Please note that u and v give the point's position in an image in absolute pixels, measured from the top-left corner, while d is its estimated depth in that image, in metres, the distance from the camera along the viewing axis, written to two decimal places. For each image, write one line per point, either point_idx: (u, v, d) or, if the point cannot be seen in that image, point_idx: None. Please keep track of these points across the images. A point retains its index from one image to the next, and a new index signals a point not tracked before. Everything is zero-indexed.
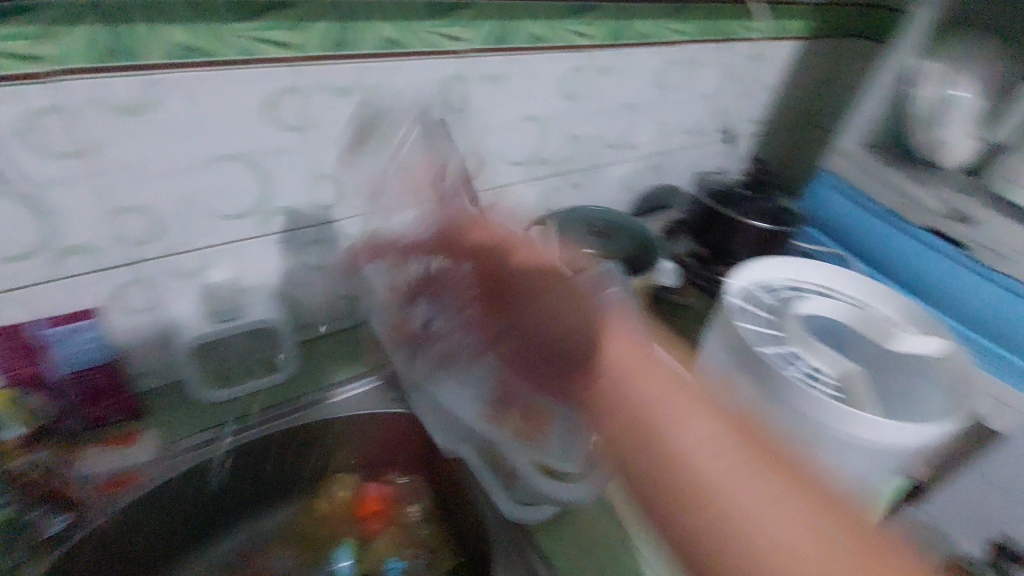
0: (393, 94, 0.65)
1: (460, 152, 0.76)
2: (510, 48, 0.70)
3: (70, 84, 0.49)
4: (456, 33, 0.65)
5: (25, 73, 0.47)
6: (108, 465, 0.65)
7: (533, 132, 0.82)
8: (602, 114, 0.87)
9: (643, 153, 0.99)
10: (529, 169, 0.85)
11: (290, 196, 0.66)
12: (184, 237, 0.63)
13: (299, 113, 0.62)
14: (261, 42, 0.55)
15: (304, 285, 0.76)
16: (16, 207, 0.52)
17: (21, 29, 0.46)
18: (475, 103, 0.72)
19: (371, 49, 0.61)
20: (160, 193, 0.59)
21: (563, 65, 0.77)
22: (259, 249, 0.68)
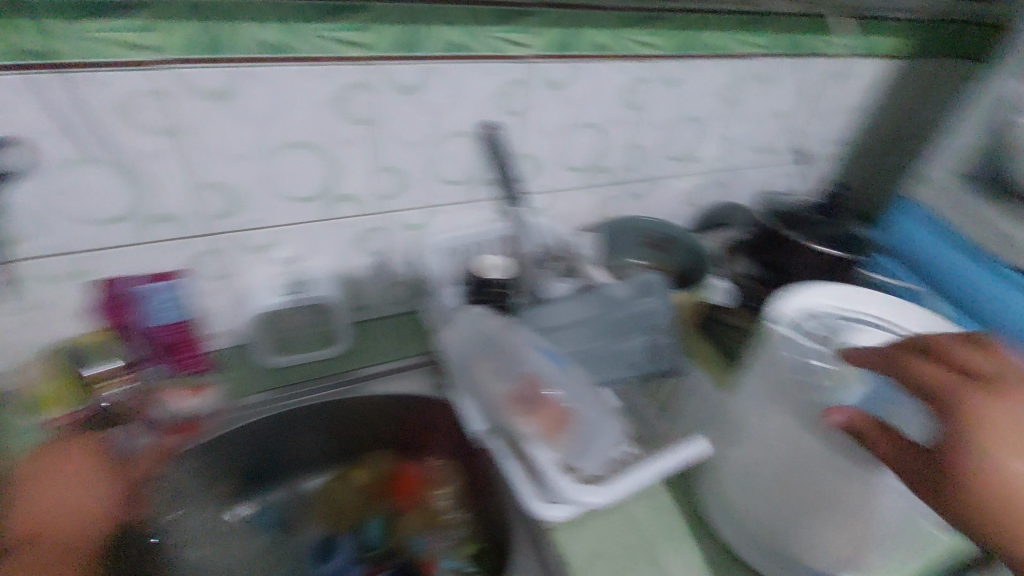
0: (460, 96, 0.68)
1: (519, 155, 0.78)
2: (576, 56, 0.71)
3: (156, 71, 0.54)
4: (525, 40, 0.67)
5: (123, 60, 0.53)
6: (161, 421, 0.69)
7: (593, 140, 0.82)
8: (665, 128, 0.86)
9: (706, 167, 0.97)
10: (585, 175, 0.86)
11: (357, 185, 0.71)
12: (259, 215, 0.68)
13: (373, 110, 0.65)
14: (342, 41, 0.59)
15: (362, 270, 0.81)
16: (114, 175, 0.59)
17: (124, 20, 0.51)
18: (538, 109, 0.74)
19: (442, 51, 0.64)
20: (243, 176, 0.64)
21: (630, 77, 0.77)
22: (325, 231, 0.73)
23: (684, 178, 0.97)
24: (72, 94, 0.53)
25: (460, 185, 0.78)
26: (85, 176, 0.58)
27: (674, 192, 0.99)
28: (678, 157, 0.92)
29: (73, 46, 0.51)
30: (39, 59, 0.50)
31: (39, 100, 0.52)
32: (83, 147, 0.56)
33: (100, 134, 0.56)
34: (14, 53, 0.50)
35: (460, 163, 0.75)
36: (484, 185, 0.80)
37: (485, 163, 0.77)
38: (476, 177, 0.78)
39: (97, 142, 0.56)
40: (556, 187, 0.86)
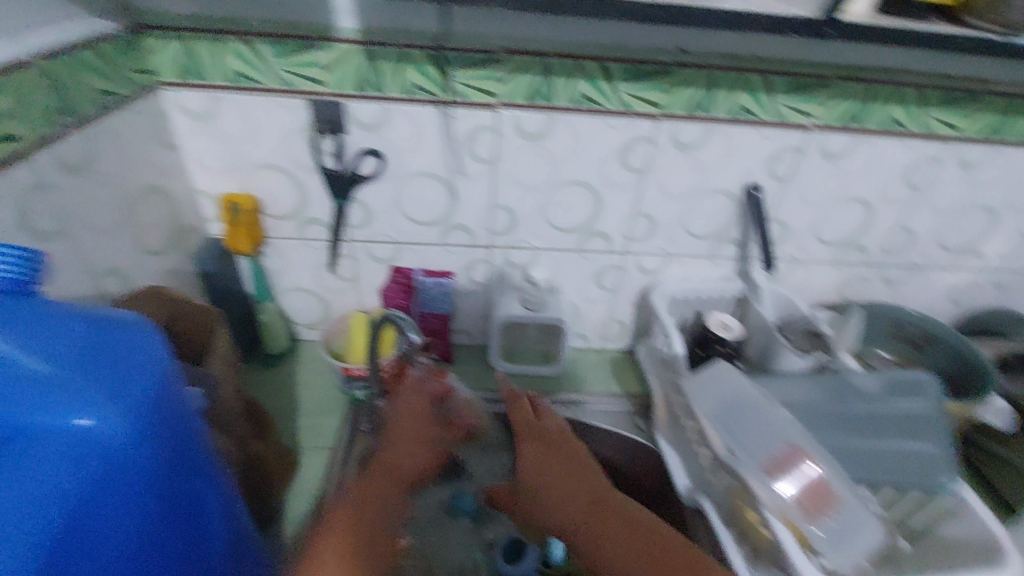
0: (582, 147, 0.68)
1: (637, 213, 0.74)
2: (714, 117, 0.66)
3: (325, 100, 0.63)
4: (657, 98, 0.64)
5: (302, 90, 0.63)
6: (268, 394, 0.78)
7: (728, 209, 0.74)
8: (821, 206, 0.75)
9: (875, 259, 0.81)
10: (712, 244, 0.78)
11: (470, 218, 0.74)
12: (382, 231, 0.75)
13: (494, 151, 0.68)
14: (474, 87, 0.63)
15: (466, 298, 0.83)
16: (279, 177, 0.69)
17: (307, 58, 0.60)
18: (664, 169, 0.70)
19: (569, 103, 0.64)
20: (373, 195, 0.71)
21: (779, 144, 0.69)
22: (436, 255, 0.78)
23: (841, 267, 0.82)
24: (254, 110, 0.64)
25: (570, 233, 0.76)
26: (251, 178, 0.69)
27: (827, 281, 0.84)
28: (834, 241, 0.79)
29: (268, 75, 0.61)
30: (235, 82, 0.62)
31: (231, 112, 0.64)
32: (262, 155, 0.67)
33: (270, 145, 0.67)
34: (230, 78, 0.62)
35: (574, 211, 0.74)
36: (596, 237, 0.77)
37: (599, 215, 0.74)
38: (588, 228, 0.75)
39: (266, 151, 0.67)
40: (675, 251, 0.78)
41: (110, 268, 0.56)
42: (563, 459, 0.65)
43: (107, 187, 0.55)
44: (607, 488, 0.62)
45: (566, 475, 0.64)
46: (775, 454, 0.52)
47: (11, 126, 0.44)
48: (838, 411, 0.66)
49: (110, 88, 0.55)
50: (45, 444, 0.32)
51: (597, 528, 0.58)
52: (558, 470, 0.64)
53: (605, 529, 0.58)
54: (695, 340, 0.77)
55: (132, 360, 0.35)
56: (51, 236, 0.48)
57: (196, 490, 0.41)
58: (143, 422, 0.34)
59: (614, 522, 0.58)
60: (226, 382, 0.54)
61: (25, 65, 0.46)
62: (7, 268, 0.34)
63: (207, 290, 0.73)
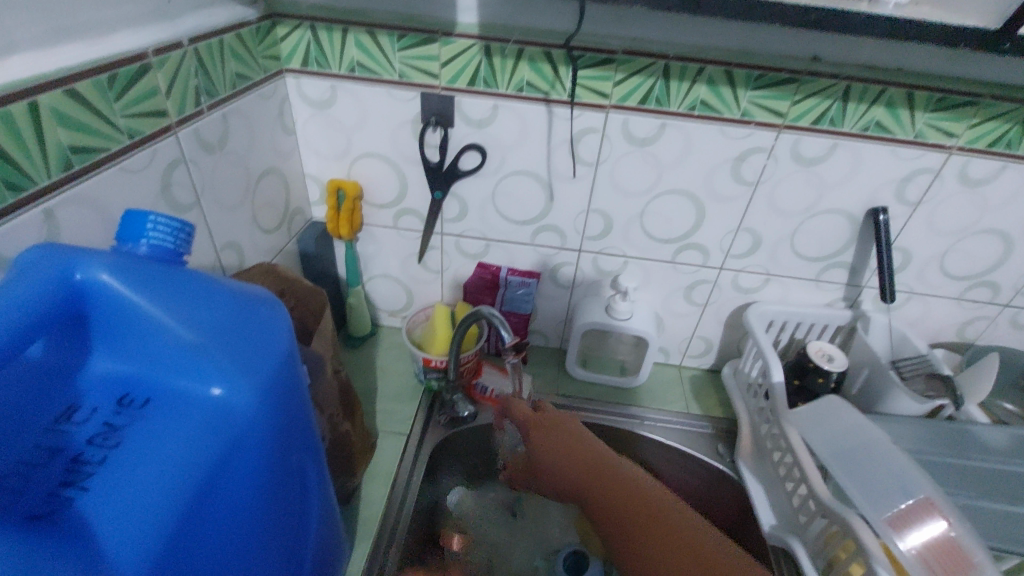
0: (691, 154, 0.65)
1: (741, 228, 0.70)
2: (841, 132, 0.61)
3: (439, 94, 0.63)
4: (782, 107, 0.61)
5: (417, 83, 0.63)
6: (350, 375, 0.80)
7: (843, 231, 0.69)
8: (950, 236, 0.68)
9: (1006, 299, 0.73)
10: (819, 267, 0.73)
11: (564, 219, 0.72)
12: (474, 227, 0.75)
13: (599, 153, 0.66)
14: (588, 87, 0.61)
15: (548, 300, 0.82)
16: (384, 166, 0.71)
17: (426, 52, 0.61)
18: (778, 182, 0.66)
19: (684, 108, 0.62)
20: (471, 190, 0.72)
21: (912, 165, 0.63)
22: (524, 255, 0.77)
23: (964, 305, 0.74)
24: (368, 99, 0.65)
25: (666, 243, 0.73)
26: (357, 165, 0.71)
27: (946, 319, 0.76)
28: (960, 275, 0.71)
29: (386, 67, 0.63)
30: (353, 71, 0.64)
31: (347, 101, 0.66)
32: (370, 144, 0.69)
33: (379, 135, 0.68)
34: (349, 68, 0.64)
35: (673, 221, 0.71)
36: (693, 249, 0.73)
37: (699, 227, 0.71)
38: (685, 240, 0.72)
39: (375, 140, 0.69)
40: (777, 271, 0.74)
41: (228, 242, 0.59)
42: (565, 435, 0.62)
43: (234, 164, 0.58)
44: (603, 455, 0.60)
45: (573, 454, 0.60)
46: (901, 505, 0.47)
47: (162, 102, 0.47)
48: (955, 463, 0.59)
49: (244, 72, 0.58)
50: (177, 412, 0.32)
51: (645, 548, 0.52)
52: (575, 449, 0.61)
53: (647, 543, 0.53)
54: (790, 368, 0.72)
55: (258, 335, 0.34)
56: (186, 208, 0.52)
57: (302, 475, 0.39)
58: (265, 401, 0.33)
59: (652, 531, 0.53)
60: (325, 361, 0.55)
61: (182, 47, 0.49)
62: (159, 239, 0.35)
63: (304, 270, 0.75)
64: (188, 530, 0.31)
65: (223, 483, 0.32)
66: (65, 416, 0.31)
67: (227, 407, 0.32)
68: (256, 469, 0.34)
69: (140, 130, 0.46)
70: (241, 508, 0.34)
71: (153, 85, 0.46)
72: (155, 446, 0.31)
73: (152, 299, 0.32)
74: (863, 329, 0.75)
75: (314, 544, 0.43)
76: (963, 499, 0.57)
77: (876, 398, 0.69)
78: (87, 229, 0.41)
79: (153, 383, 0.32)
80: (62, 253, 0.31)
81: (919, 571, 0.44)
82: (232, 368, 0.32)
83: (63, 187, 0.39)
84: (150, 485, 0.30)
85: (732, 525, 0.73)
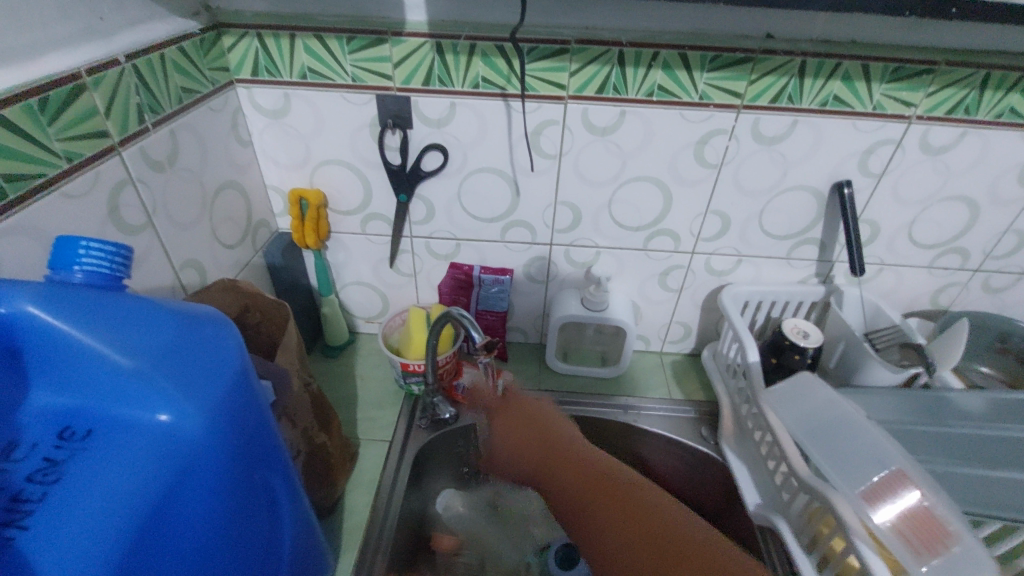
0: (652, 141, 0.64)
1: (709, 211, 0.70)
2: (800, 108, 0.61)
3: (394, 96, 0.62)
4: (739, 87, 0.60)
5: (370, 85, 0.62)
6: (329, 385, 0.79)
7: (810, 207, 0.69)
8: (916, 205, 0.68)
9: (977, 264, 0.73)
10: (790, 245, 0.73)
11: (532, 214, 0.72)
12: (443, 227, 0.74)
13: (561, 145, 0.65)
14: (543, 79, 0.61)
15: (524, 295, 0.81)
16: (346, 172, 0.70)
17: (377, 54, 0.60)
18: (741, 163, 0.66)
19: (642, 94, 0.61)
20: (436, 190, 0.71)
21: (873, 137, 0.63)
22: (496, 252, 0.76)
23: (935, 272, 0.74)
24: (323, 105, 0.64)
25: (636, 231, 0.73)
26: (318, 173, 0.70)
27: (919, 287, 0.76)
28: (928, 244, 0.72)
29: (338, 72, 0.62)
30: (305, 78, 0.62)
31: (302, 108, 0.65)
32: (330, 151, 0.68)
33: (338, 140, 0.67)
34: (301, 75, 0.62)
35: (641, 208, 0.71)
36: (663, 235, 0.73)
37: (667, 212, 0.70)
38: (655, 226, 0.72)
39: (333, 147, 0.68)
40: (748, 252, 0.74)
41: (188, 260, 0.58)
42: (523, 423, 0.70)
43: (188, 181, 0.57)
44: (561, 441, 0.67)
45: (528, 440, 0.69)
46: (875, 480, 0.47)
47: (102, 122, 0.46)
48: (933, 431, 0.60)
49: (191, 86, 0.57)
50: (124, 439, 0.31)
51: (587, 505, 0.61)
52: (534, 438, 0.68)
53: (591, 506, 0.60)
54: (768, 348, 0.72)
55: (207, 354, 0.33)
56: (138, 229, 0.51)
57: (270, 491, 0.38)
58: (216, 422, 0.32)
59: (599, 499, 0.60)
60: (293, 374, 0.54)
61: (119, 65, 0.48)
62: (93, 264, 0.34)
63: (274, 282, 0.74)
64: (141, 559, 0.30)
65: (178, 507, 0.32)
66: (5, 453, 0.30)
67: (176, 428, 0.31)
68: (213, 488, 0.33)
69: (80, 152, 0.44)
70: (201, 531, 0.33)
71: (90, 105, 0.45)
72: (101, 475, 0.30)
73: (82, 325, 0.31)
74: (836, 303, 0.75)
75: (292, 556, 0.42)
76: (941, 467, 0.57)
77: (853, 370, 0.70)
78: (28, 258, 0.40)
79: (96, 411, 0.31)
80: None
81: (893, 540, 0.44)
82: (177, 388, 0.31)
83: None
84: (97, 514, 0.29)
85: (719, 507, 0.73)
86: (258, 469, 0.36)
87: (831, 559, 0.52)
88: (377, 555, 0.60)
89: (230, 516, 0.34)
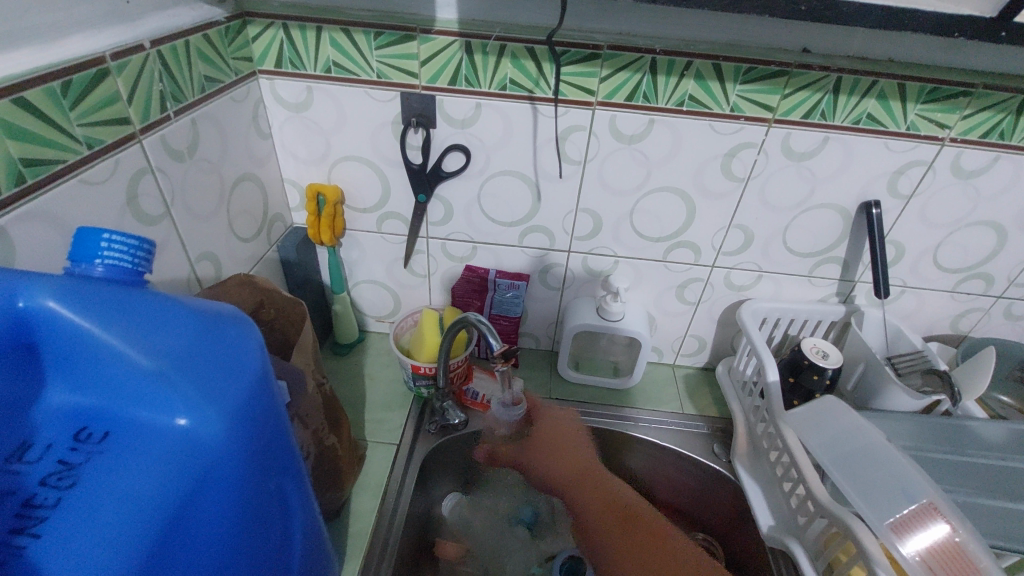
0: (679, 151, 0.63)
1: (732, 225, 0.69)
2: (832, 125, 0.60)
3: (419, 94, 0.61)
4: (771, 101, 0.59)
5: (395, 82, 0.61)
6: (337, 384, 0.78)
7: (836, 225, 0.68)
8: (943, 227, 0.67)
9: (1000, 290, 0.72)
10: (813, 263, 0.72)
11: (552, 220, 0.70)
12: (461, 229, 0.73)
13: (586, 151, 0.64)
14: (573, 84, 0.60)
15: (538, 300, 0.80)
16: (366, 169, 0.69)
17: (404, 50, 0.59)
18: (768, 178, 0.65)
19: (673, 104, 0.60)
20: (455, 191, 0.70)
21: (905, 158, 0.62)
22: (512, 256, 0.75)
23: (957, 297, 0.73)
24: (345, 100, 0.63)
25: (657, 242, 0.72)
26: (337, 169, 0.69)
27: (940, 311, 0.75)
28: (953, 268, 0.71)
29: (364, 67, 0.60)
30: (329, 72, 0.61)
31: (324, 102, 0.64)
32: (350, 147, 0.67)
33: (359, 136, 0.66)
34: (325, 69, 0.61)
35: (662, 219, 0.70)
36: (684, 247, 0.72)
37: (690, 224, 0.69)
38: (676, 238, 0.71)
39: (354, 143, 0.66)
40: (769, 268, 0.73)
41: (203, 253, 0.57)
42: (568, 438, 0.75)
43: (207, 172, 0.56)
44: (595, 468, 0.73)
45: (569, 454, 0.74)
46: (904, 512, 0.46)
47: (124, 109, 0.45)
48: (954, 459, 0.59)
49: (213, 75, 0.55)
50: (138, 444, 0.30)
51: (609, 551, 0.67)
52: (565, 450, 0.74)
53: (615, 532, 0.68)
54: (785, 366, 0.71)
55: (229, 356, 0.32)
56: (155, 219, 0.49)
57: (282, 498, 0.37)
58: (235, 428, 0.31)
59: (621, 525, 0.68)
60: (307, 375, 0.53)
61: (144, 51, 0.46)
62: (115, 257, 0.33)
63: (286, 277, 0.73)
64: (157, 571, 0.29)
65: (196, 515, 0.30)
66: (16, 454, 0.29)
67: (196, 433, 0.30)
68: (230, 496, 0.31)
69: (101, 138, 0.43)
70: (215, 540, 0.31)
71: (112, 91, 0.44)
72: (116, 480, 0.29)
73: (100, 322, 0.29)
74: (856, 324, 0.74)
75: (300, 563, 0.41)
76: (963, 497, 0.56)
77: (872, 394, 0.68)
78: (43, 246, 0.39)
79: (112, 413, 0.30)
80: (7, 279, 0.29)
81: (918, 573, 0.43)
82: (200, 391, 0.30)
83: (14, 202, 0.37)
84: (108, 523, 0.28)
85: (729, 525, 0.72)
86: (271, 475, 0.35)
87: None
88: (380, 564, 0.59)
89: (246, 525, 0.33)
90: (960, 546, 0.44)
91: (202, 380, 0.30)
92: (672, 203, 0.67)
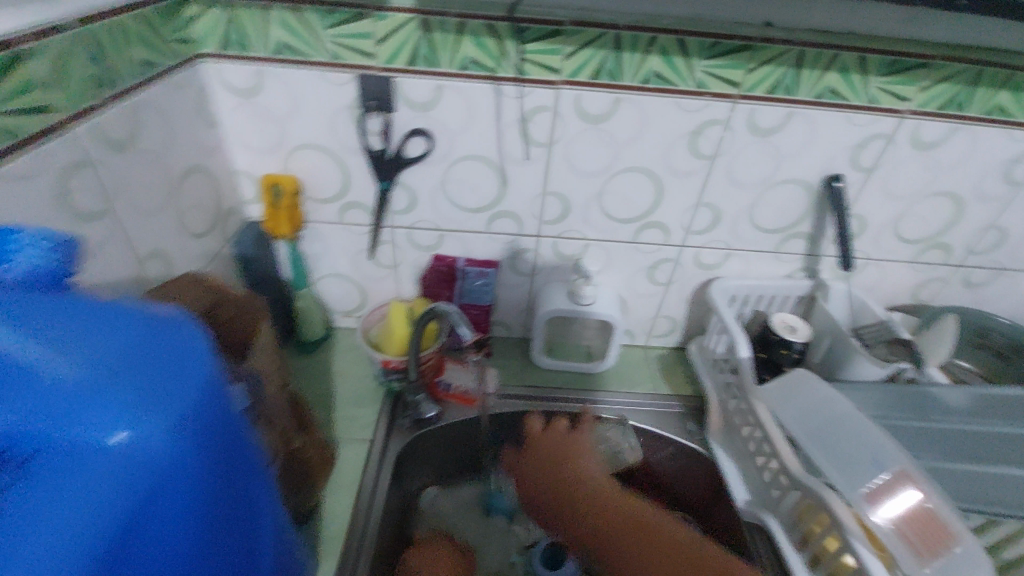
0: (646, 130, 0.62)
1: (701, 204, 0.68)
2: (796, 100, 0.60)
3: (376, 78, 0.59)
4: (736, 77, 0.58)
5: (351, 64, 0.58)
6: (304, 382, 0.75)
7: (802, 201, 0.68)
8: (904, 199, 0.68)
9: (958, 259, 0.74)
10: (780, 239, 0.72)
11: (520, 205, 0.69)
12: (426, 217, 0.71)
13: (552, 132, 0.63)
14: (536, 63, 0.58)
15: (510, 287, 0.78)
16: (323, 157, 0.65)
17: (358, 29, 0.56)
18: (735, 155, 0.64)
19: (638, 81, 0.59)
20: (418, 178, 0.67)
21: (868, 131, 0.62)
22: (481, 243, 0.73)
23: (917, 268, 0.75)
24: (298, 84, 0.60)
25: (627, 224, 0.71)
26: (293, 158, 0.66)
27: (902, 282, 0.77)
28: (914, 239, 0.72)
29: (316, 48, 0.57)
30: (279, 53, 0.58)
31: (274, 87, 0.60)
32: (306, 134, 0.64)
33: (314, 122, 0.62)
34: (275, 51, 0.58)
35: (631, 200, 0.69)
36: (654, 228, 0.71)
37: (659, 205, 0.68)
38: (646, 219, 0.70)
39: (310, 129, 0.63)
40: (738, 246, 0.73)
41: (150, 251, 0.53)
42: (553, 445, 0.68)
43: (149, 164, 0.52)
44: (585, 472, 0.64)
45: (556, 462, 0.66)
46: (877, 481, 0.46)
47: (48, 96, 0.41)
48: (921, 425, 0.60)
49: (150, 59, 0.51)
50: (69, 468, 0.26)
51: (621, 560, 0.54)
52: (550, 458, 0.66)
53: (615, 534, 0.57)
54: (756, 343, 0.72)
55: (178, 358, 0.29)
56: (93, 216, 0.46)
57: (246, 506, 0.35)
58: (181, 436, 0.28)
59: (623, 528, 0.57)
60: (268, 376, 0.50)
61: (68, 32, 0.42)
62: (31, 262, 0.31)
63: (244, 274, 0.70)
64: None
65: (143, 532, 0.27)
66: None
67: (136, 438, 0.27)
68: (185, 505, 0.29)
69: (22, 128, 0.39)
70: (171, 556, 0.29)
71: (32, 75, 0.40)
72: (40, 517, 0.25)
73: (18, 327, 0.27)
74: (823, 298, 0.75)
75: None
76: (930, 462, 0.57)
77: (839, 366, 0.70)
78: None
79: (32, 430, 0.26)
80: None
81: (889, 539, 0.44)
82: (138, 393, 0.27)
83: None
84: (41, 549, 0.24)
85: (705, 502, 0.72)
86: (231, 479, 0.33)
87: (822, 557, 0.52)
88: (357, 565, 0.57)
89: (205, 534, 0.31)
90: (931, 512, 0.44)
91: (142, 381, 0.28)
92: (640, 183, 0.67)
